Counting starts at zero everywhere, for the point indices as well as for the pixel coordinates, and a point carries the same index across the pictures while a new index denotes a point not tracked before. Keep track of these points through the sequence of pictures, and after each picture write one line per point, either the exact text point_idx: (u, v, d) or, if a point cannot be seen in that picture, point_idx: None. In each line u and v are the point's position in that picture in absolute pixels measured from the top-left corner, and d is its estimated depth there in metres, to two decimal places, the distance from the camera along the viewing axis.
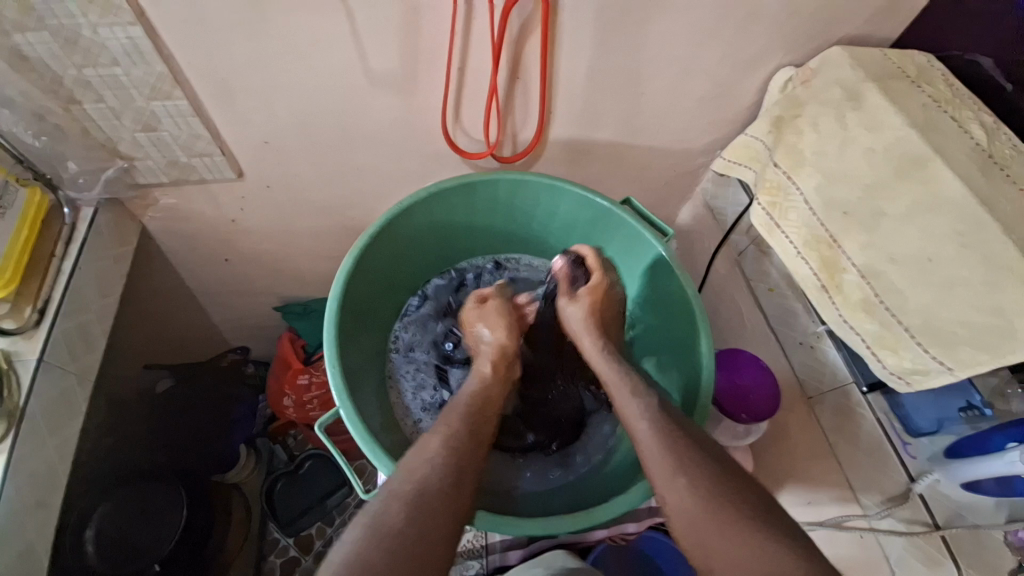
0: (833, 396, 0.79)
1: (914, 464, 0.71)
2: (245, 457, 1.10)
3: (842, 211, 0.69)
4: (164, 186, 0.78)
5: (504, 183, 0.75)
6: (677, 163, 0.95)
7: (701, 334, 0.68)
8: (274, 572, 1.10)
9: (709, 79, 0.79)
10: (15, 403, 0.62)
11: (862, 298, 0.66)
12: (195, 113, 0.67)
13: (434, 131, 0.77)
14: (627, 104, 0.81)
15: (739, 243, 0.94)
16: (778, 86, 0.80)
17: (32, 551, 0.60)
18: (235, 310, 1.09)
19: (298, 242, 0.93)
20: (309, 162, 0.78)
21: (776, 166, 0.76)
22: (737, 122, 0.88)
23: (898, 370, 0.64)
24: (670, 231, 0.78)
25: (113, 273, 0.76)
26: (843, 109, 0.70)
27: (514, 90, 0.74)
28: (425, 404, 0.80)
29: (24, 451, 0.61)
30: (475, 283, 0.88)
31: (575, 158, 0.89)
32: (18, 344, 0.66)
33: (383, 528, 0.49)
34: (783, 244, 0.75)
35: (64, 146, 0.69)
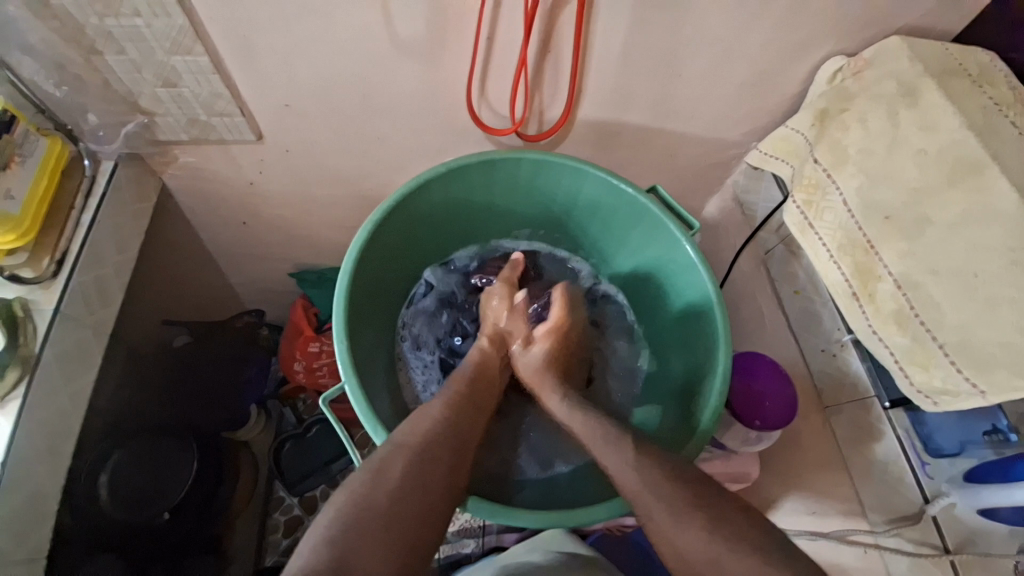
0: (851, 408, 0.75)
1: (930, 485, 0.68)
2: (256, 416, 1.14)
3: (883, 216, 0.64)
4: (183, 144, 0.77)
5: (525, 163, 0.72)
6: (709, 153, 0.91)
7: (719, 332, 0.66)
8: (279, 528, 1.15)
9: (751, 64, 0.74)
10: (29, 350, 0.63)
11: (896, 310, 0.63)
12: (214, 71, 0.66)
13: (457, 103, 0.74)
14: (661, 87, 0.76)
15: (767, 241, 0.90)
16: (826, 77, 0.74)
17: (41, 495, 0.62)
18: (250, 274, 1.10)
19: (316, 210, 0.92)
20: (328, 126, 0.76)
21: (816, 162, 0.72)
22: (778, 113, 0.83)
23: (925, 388, 0.61)
24: (697, 225, 0.74)
25: (130, 228, 0.77)
26: (896, 105, 0.65)
27: (543, 64, 0.70)
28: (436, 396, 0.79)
29: (37, 398, 0.63)
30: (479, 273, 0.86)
31: (602, 141, 0.85)
32: (35, 293, 0.67)
33: (382, 498, 0.49)
34: (816, 247, 0.71)
35: (85, 97, 0.69)
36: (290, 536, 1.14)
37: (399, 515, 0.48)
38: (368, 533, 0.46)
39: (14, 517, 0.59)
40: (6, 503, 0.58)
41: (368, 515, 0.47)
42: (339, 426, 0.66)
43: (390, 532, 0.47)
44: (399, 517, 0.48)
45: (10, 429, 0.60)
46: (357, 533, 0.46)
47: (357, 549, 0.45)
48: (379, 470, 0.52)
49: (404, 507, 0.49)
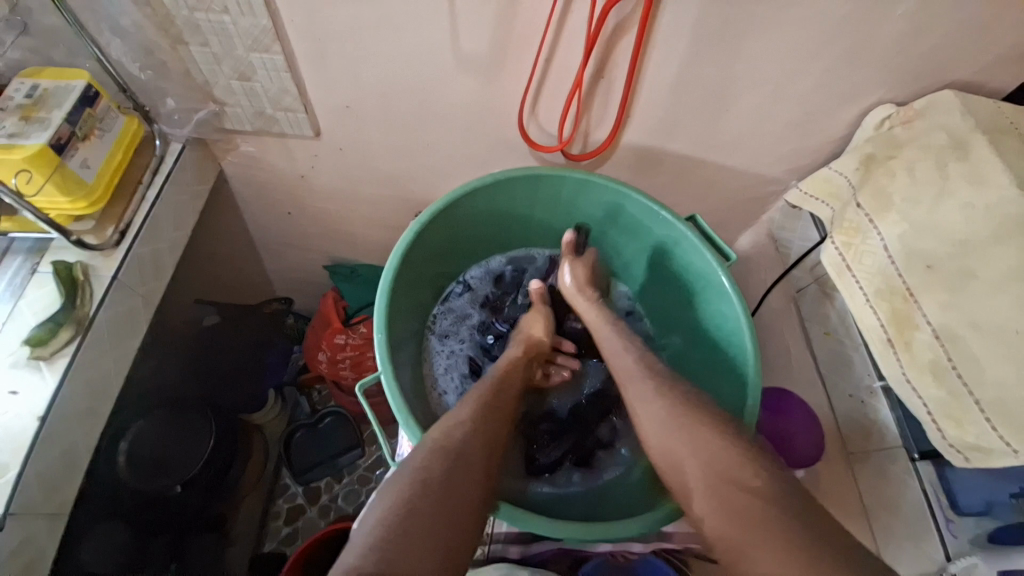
0: (877, 457, 0.74)
1: (954, 544, 0.66)
2: (272, 402, 1.16)
3: (925, 265, 0.64)
4: (246, 134, 0.81)
5: (569, 180, 0.74)
6: (748, 188, 0.91)
7: (748, 365, 0.66)
8: (281, 515, 1.16)
9: (800, 105, 0.76)
10: (85, 312, 0.67)
11: (932, 360, 0.62)
12: (287, 69, 0.70)
13: (509, 118, 0.77)
14: (708, 120, 0.78)
15: (800, 280, 0.90)
16: (875, 123, 0.74)
17: (74, 453, 0.65)
18: (287, 262, 1.14)
19: (359, 207, 0.96)
20: (383, 130, 0.79)
21: (859, 207, 0.72)
22: (822, 154, 0.84)
23: (959, 444, 0.59)
24: (733, 257, 0.74)
25: (187, 208, 0.81)
26: (946, 157, 0.66)
27: (596, 87, 0.72)
28: (457, 390, 0.81)
29: (85, 358, 0.66)
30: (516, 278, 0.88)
31: (644, 166, 0.87)
32: (96, 259, 0.71)
33: (412, 501, 0.49)
34: (852, 290, 0.71)
35: (166, 82, 0.74)
36: (291, 525, 1.16)
37: (434, 516, 0.49)
38: (403, 527, 0.47)
39: (44, 471, 0.61)
40: (41, 457, 0.61)
41: (406, 513, 0.48)
42: (375, 420, 0.67)
43: (422, 543, 0.46)
44: (433, 529, 0.48)
45: (55, 385, 0.63)
46: (393, 533, 0.47)
47: (401, 542, 0.46)
48: (415, 461, 0.53)
49: (440, 512, 0.49)
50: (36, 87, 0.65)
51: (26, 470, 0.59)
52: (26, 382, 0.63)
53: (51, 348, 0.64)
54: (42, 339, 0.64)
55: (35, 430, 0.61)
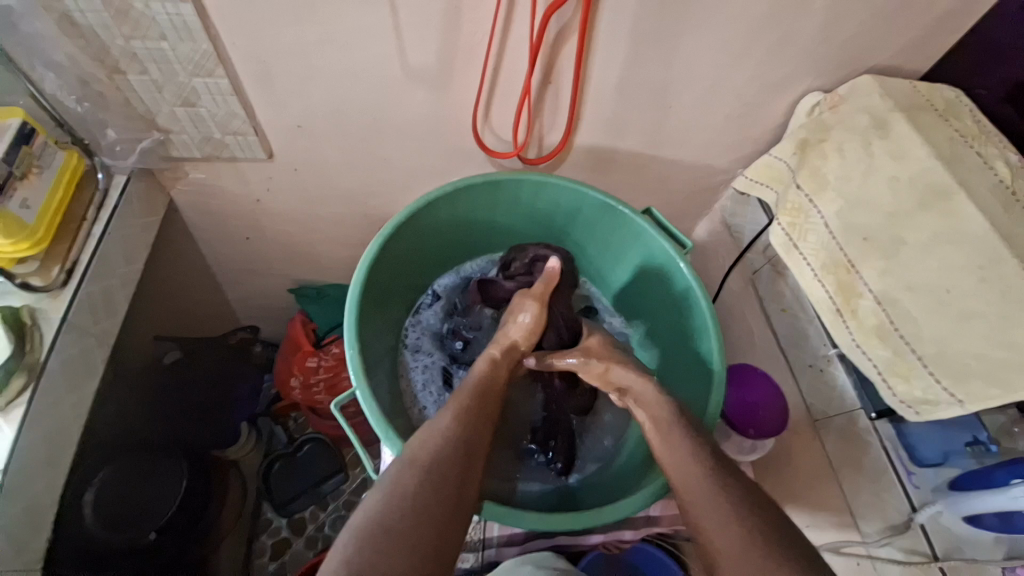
0: (840, 421, 0.78)
1: (918, 495, 0.70)
2: (245, 436, 1.13)
3: (862, 237, 0.69)
4: (195, 161, 0.80)
5: (528, 184, 0.76)
6: (698, 179, 0.96)
7: (713, 346, 0.69)
8: (265, 552, 1.13)
9: (738, 97, 0.80)
10: (36, 358, 0.64)
11: (876, 325, 0.67)
12: (234, 92, 0.69)
13: (463, 128, 0.78)
14: (655, 117, 0.81)
15: (754, 262, 0.94)
16: (805, 111, 0.80)
17: (38, 505, 0.62)
18: (250, 289, 1.11)
19: (320, 227, 0.95)
20: (338, 147, 0.79)
21: (799, 188, 0.77)
22: (763, 142, 0.89)
23: (908, 399, 0.64)
24: (689, 244, 0.78)
25: (138, 241, 0.78)
26: (869, 137, 0.71)
27: (545, 93, 0.75)
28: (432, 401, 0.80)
29: (38, 406, 0.63)
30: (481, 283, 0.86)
31: (598, 166, 0.90)
32: (43, 301, 0.67)
33: (392, 514, 0.50)
34: (800, 266, 0.76)
35: (105, 113, 0.71)
36: (277, 560, 1.12)
37: (413, 529, 0.49)
38: (385, 533, 0.48)
39: (12, 529, 0.58)
40: (7, 509, 0.57)
41: (387, 522, 0.49)
42: (353, 437, 0.66)
43: (403, 555, 0.47)
44: (416, 535, 0.48)
45: (14, 434, 0.60)
46: (379, 538, 0.48)
47: (381, 550, 0.47)
48: (397, 468, 0.54)
49: (424, 520, 0.50)
50: None
51: None
52: None
53: (3, 400, 0.60)
54: None
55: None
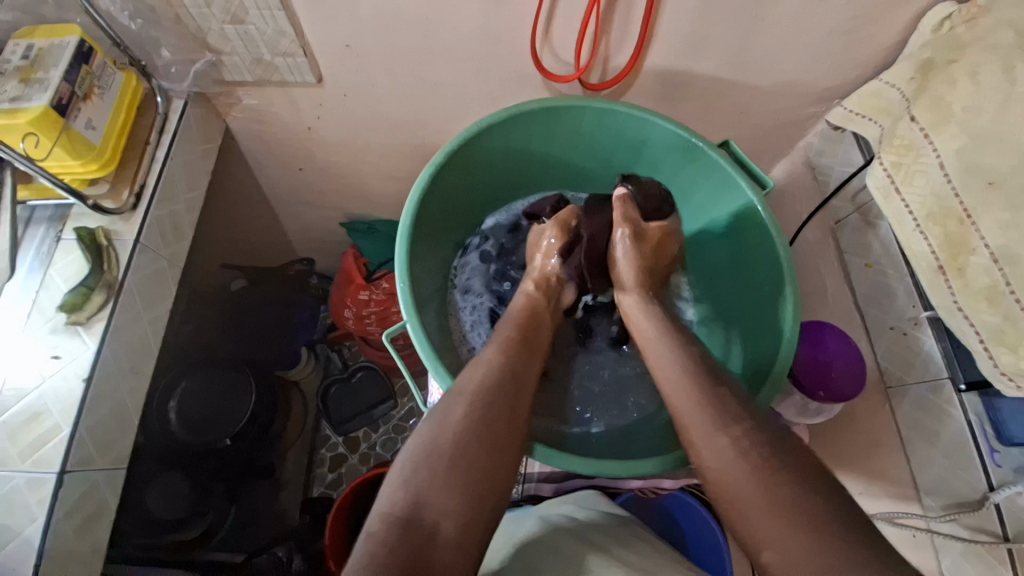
0: (919, 389, 0.71)
1: (997, 474, 0.63)
2: (305, 359, 1.18)
3: (986, 181, 0.58)
4: (247, 85, 0.78)
5: (590, 111, 0.69)
6: (784, 111, 0.84)
7: (787, 297, 0.62)
8: (325, 462, 1.23)
9: (848, 7, 0.67)
10: (113, 276, 0.68)
11: (988, 286, 0.58)
12: (280, 7, 0.65)
13: (519, 48, 0.71)
14: (742, 33, 0.70)
15: (839, 210, 0.84)
16: (932, 26, 0.66)
17: (123, 410, 0.68)
18: (305, 221, 1.13)
19: (370, 159, 0.93)
20: (388, 70, 0.75)
21: (913, 121, 0.66)
22: (870, 66, 0.76)
23: (1011, 372, 0.56)
24: (771, 184, 0.69)
25: (199, 167, 0.80)
26: (1014, 59, 0.57)
27: (615, 3, 0.65)
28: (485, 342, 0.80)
29: (118, 321, 0.68)
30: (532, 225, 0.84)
31: (669, 94, 0.81)
32: (117, 224, 0.71)
33: (441, 445, 0.50)
34: (900, 214, 0.67)
35: (158, 32, 0.70)
36: (335, 471, 1.22)
37: (464, 458, 0.50)
38: (438, 458, 0.49)
39: (98, 430, 0.64)
40: (90, 414, 0.63)
41: (437, 449, 0.50)
42: (404, 367, 0.67)
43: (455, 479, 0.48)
44: (465, 473, 0.49)
45: (96, 346, 0.65)
46: (432, 461, 0.49)
47: (435, 474, 0.48)
48: (447, 399, 0.54)
49: (475, 450, 0.50)
50: (29, 47, 0.63)
51: (78, 426, 0.62)
52: (67, 346, 0.65)
53: (87, 313, 0.66)
54: (75, 304, 0.65)
55: (83, 389, 0.63)
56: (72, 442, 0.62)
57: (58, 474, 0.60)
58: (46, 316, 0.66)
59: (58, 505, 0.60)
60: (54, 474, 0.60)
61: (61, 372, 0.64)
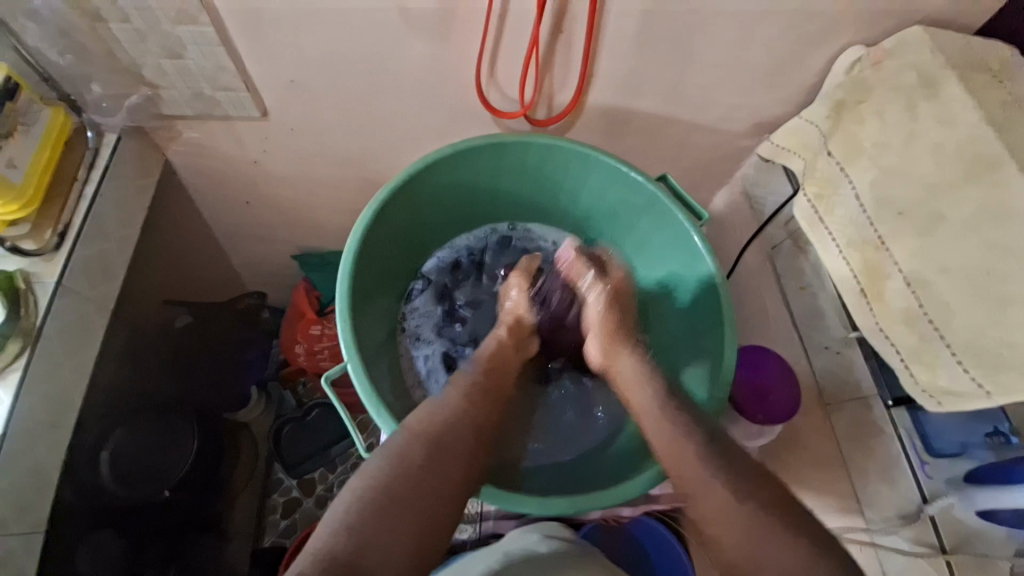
0: (852, 406, 0.74)
1: (929, 485, 0.66)
2: (256, 399, 1.13)
3: (896, 211, 0.64)
4: (188, 119, 0.76)
5: (534, 148, 0.71)
6: (719, 146, 0.89)
7: (724, 325, 0.65)
8: (277, 509, 1.11)
9: (768, 52, 0.73)
10: (31, 322, 0.64)
11: (904, 310, 0.62)
12: (221, 43, 0.65)
13: (467, 86, 0.73)
14: (674, 75, 0.75)
15: (775, 237, 0.88)
16: (845, 67, 0.72)
17: (41, 467, 0.62)
18: (254, 255, 1.09)
19: (322, 192, 0.92)
20: (335, 106, 0.75)
21: (829, 156, 0.71)
22: (792, 104, 0.82)
23: (931, 389, 0.59)
24: (705, 215, 0.73)
25: (134, 203, 0.76)
26: (915, 98, 0.65)
27: (555, 46, 0.69)
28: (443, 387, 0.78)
29: (37, 373, 0.63)
30: (471, 262, 0.85)
31: (612, 129, 0.84)
32: (37, 265, 0.66)
33: (390, 490, 0.48)
34: (825, 242, 0.71)
35: (90, 67, 0.68)
36: (288, 517, 1.10)
37: (414, 505, 0.48)
38: (391, 504, 0.48)
39: (13, 492, 0.59)
40: (6, 474, 0.58)
41: (389, 493, 0.48)
42: (342, 412, 0.66)
43: (407, 525, 0.47)
44: (412, 513, 0.48)
45: (10, 402, 0.60)
46: (383, 503, 0.47)
47: (385, 521, 0.46)
48: (398, 439, 0.53)
49: (430, 498, 0.49)
50: None
51: None
52: None
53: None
54: None
55: None
56: None
57: None
58: None
59: None
60: None
61: None
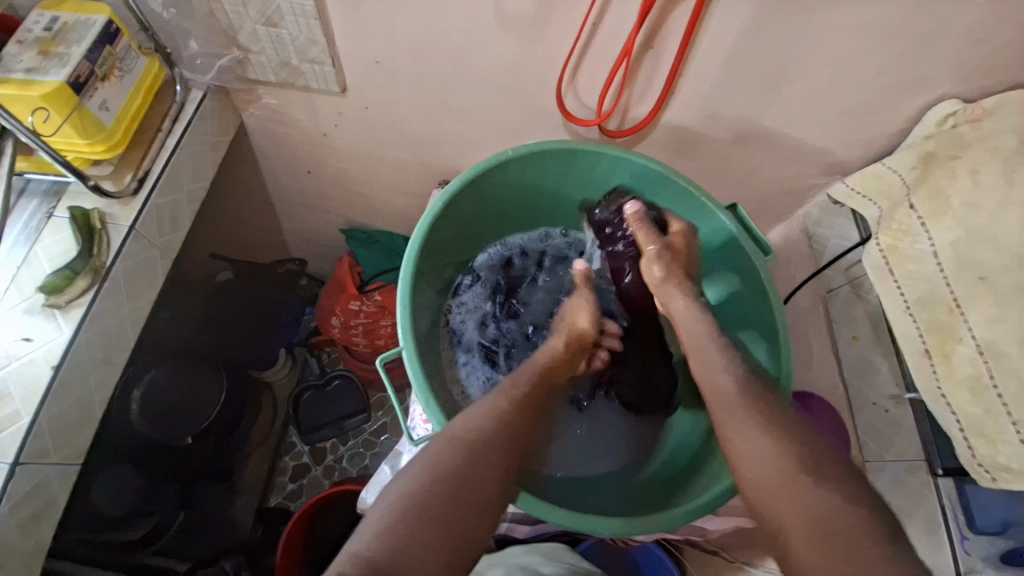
0: (895, 467, 0.71)
1: (966, 560, 0.65)
2: (283, 361, 1.17)
3: (978, 276, 0.61)
4: (269, 85, 0.78)
5: (606, 158, 0.70)
6: (788, 180, 0.87)
7: (782, 363, 0.64)
8: (286, 472, 1.18)
9: (859, 93, 0.70)
10: (102, 261, 0.66)
11: (972, 376, 0.61)
12: (316, 17, 0.66)
13: (545, 88, 0.73)
14: (758, 104, 0.73)
15: (833, 280, 0.85)
16: (936, 120, 0.69)
17: (89, 402, 0.65)
18: (304, 223, 1.12)
19: (381, 172, 0.93)
20: (411, 89, 0.75)
21: (912, 209, 0.69)
22: (872, 149, 0.79)
23: (988, 463, 0.60)
24: (772, 251, 0.70)
25: (207, 159, 0.79)
26: (1013, 163, 0.61)
27: (642, 60, 0.68)
28: (484, 383, 0.79)
29: (101, 308, 0.65)
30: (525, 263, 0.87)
31: (682, 149, 0.83)
32: (114, 207, 0.69)
33: (417, 503, 0.47)
34: (892, 295, 0.69)
35: (189, 23, 0.70)
36: (296, 481, 1.18)
37: (440, 510, 0.47)
38: (421, 511, 0.47)
39: (61, 419, 0.61)
40: (54, 403, 0.60)
41: (422, 502, 0.47)
42: (393, 396, 0.63)
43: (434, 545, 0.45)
44: (440, 523, 0.47)
45: (72, 332, 0.63)
46: (414, 512, 0.47)
47: (413, 527, 0.46)
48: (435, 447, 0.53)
49: (457, 501, 0.49)
50: (54, 20, 0.62)
51: (39, 416, 0.59)
52: (39, 328, 0.62)
53: (67, 297, 0.63)
54: (56, 287, 0.63)
55: (50, 376, 0.60)
56: (31, 433, 0.58)
57: (11, 464, 0.56)
58: (24, 294, 0.63)
59: (6, 498, 0.56)
60: (6, 464, 0.56)
61: (30, 356, 0.61)
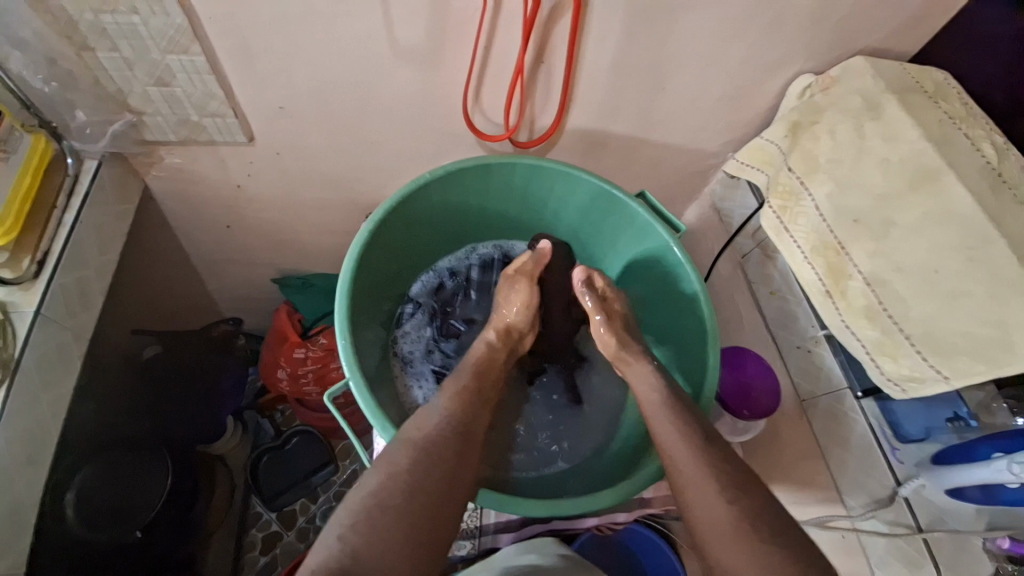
0: (826, 400, 0.80)
1: (901, 469, 0.72)
2: (231, 429, 1.10)
3: (852, 219, 0.70)
4: (171, 144, 0.76)
5: (521, 168, 0.74)
6: (689, 163, 0.96)
7: (706, 323, 0.69)
8: (256, 545, 1.12)
9: (731, 78, 0.79)
10: (9, 354, 0.60)
11: (866, 306, 0.68)
12: (211, 71, 0.66)
13: (453, 110, 0.76)
14: (647, 99, 0.80)
15: (744, 246, 0.95)
16: (797, 92, 0.80)
17: (20, 508, 0.59)
18: (232, 280, 1.07)
19: (305, 215, 0.92)
20: (320, 129, 0.76)
21: (790, 171, 0.78)
22: (753, 125, 0.89)
23: (895, 376, 0.65)
24: (682, 227, 0.77)
25: (114, 229, 0.75)
26: (862, 119, 0.72)
27: (537, 73, 0.73)
28: None
29: (16, 406, 0.60)
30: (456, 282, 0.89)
31: (591, 149, 0.89)
32: (14, 295, 0.64)
33: (390, 515, 0.48)
34: (790, 249, 0.77)
35: (74, 94, 0.67)
36: (268, 553, 1.11)
37: (411, 522, 0.48)
38: (395, 523, 0.47)
39: None
40: None
41: (389, 512, 0.48)
42: (348, 430, 0.64)
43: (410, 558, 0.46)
44: (414, 528, 0.48)
45: None
46: (380, 521, 0.47)
47: (387, 533, 0.46)
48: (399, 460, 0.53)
49: (431, 508, 0.50)
50: None
51: None
52: None
53: None
54: None
55: None
56: None
57: None
58: None
59: None
60: None
61: None
